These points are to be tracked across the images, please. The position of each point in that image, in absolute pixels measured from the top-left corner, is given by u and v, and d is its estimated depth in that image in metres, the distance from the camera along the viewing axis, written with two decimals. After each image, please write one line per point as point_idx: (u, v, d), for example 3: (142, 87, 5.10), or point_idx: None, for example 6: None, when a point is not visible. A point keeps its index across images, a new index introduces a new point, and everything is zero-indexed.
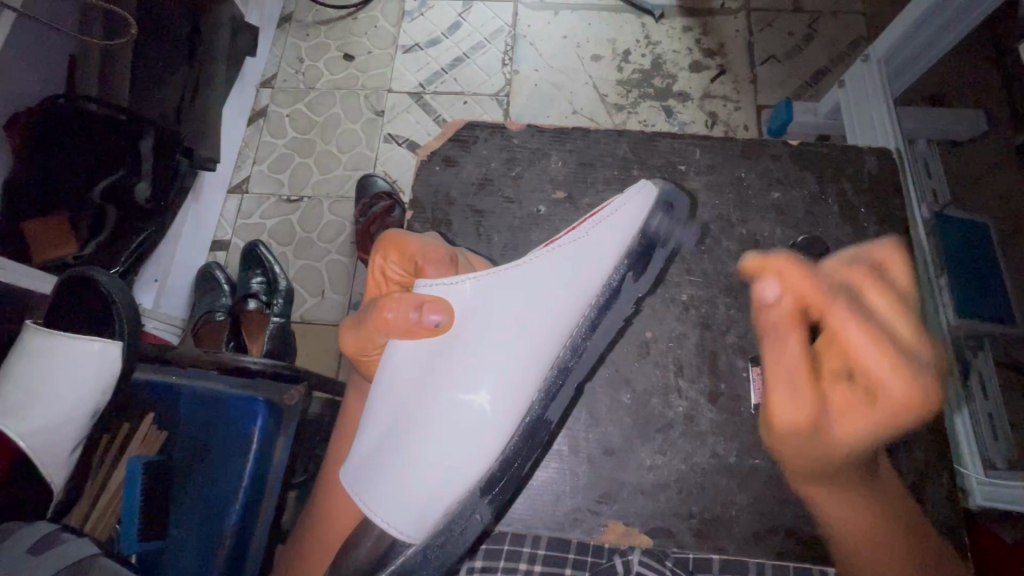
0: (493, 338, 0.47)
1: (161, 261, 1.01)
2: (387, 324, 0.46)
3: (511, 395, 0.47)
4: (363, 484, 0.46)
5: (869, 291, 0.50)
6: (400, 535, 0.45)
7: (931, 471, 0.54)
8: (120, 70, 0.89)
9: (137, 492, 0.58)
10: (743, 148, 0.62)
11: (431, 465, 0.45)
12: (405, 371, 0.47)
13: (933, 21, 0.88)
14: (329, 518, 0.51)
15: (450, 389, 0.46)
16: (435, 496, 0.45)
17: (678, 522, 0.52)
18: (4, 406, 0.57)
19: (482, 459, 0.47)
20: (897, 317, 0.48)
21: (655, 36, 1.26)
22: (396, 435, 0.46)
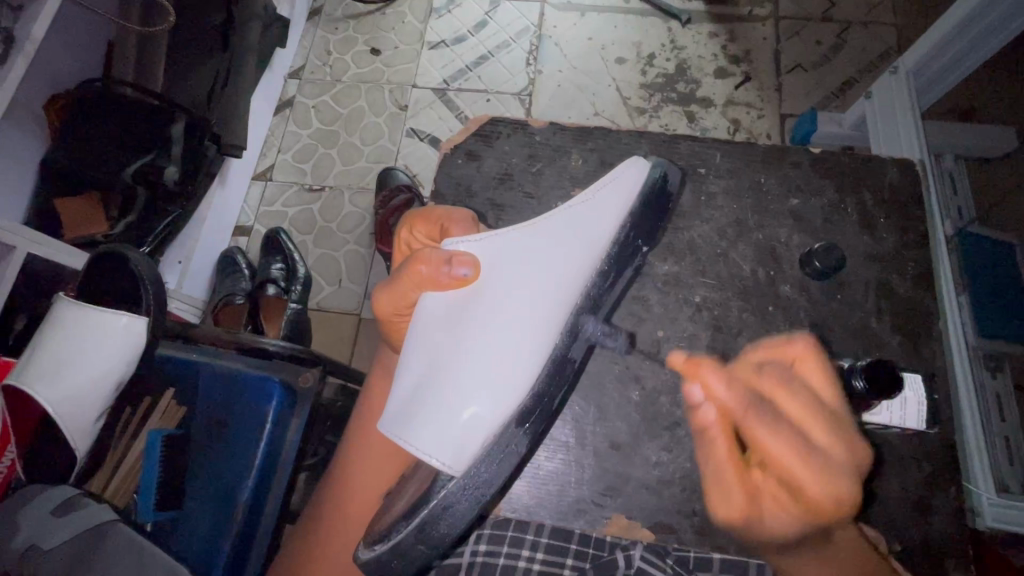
0: (518, 279, 0.48)
1: (185, 243, 1.04)
2: (419, 276, 0.48)
3: (541, 325, 0.47)
4: (402, 426, 0.45)
5: (782, 395, 0.42)
6: (442, 465, 0.43)
7: (941, 483, 0.53)
8: (155, 57, 0.92)
9: (155, 463, 0.60)
10: (765, 154, 0.62)
11: (469, 395, 0.45)
12: (437, 325, 0.48)
13: (965, 34, 0.86)
14: (349, 492, 0.53)
15: (481, 327, 0.47)
16: (477, 425, 0.44)
17: (681, 518, 0.52)
18: (34, 373, 0.60)
19: (519, 388, 0.45)
20: (803, 410, 0.42)
21: (681, 40, 1.26)
22: (432, 378, 0.46)
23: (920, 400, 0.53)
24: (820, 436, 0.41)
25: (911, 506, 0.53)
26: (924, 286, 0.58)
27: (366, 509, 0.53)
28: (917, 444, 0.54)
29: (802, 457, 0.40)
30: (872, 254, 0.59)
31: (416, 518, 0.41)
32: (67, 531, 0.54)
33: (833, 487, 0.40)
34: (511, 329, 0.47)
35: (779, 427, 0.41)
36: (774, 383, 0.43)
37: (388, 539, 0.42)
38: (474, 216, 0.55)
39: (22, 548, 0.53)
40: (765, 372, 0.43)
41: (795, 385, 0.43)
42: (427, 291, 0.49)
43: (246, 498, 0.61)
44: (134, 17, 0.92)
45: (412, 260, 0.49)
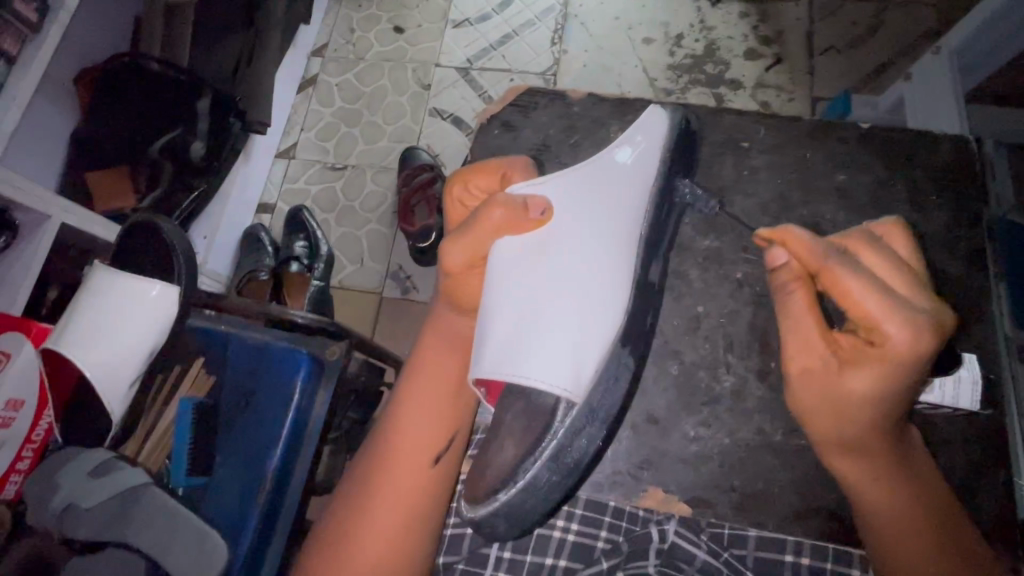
0: (590, 216, 0.49)
1: (211, 219, 1.05)
2: (496, 222, 0.46)
3: (618, 255, 0.49)
4: (509, 362, 0.43)
5: (863, 252, 0.45)
6: (564, 391, 0.43)
7: (987, 466, 0.52)
8: (182, 31, 0.93)
9: (187, 428, 0.62)
10: (810, 129, 0.60)
11: (572, 323, 0.45)
12: (519, 268, 0.47)
13: (1017, 11, 0.83)
14: (399, 456, 0.52)
15: (566, 260, 0.47)
16: (584, 353, 0.45)
17: (719, 494, 0.52)
18: (74, 339, 0.61)
19: (609, 318, 0.47)
20: (891, 271, 0.44)
21: (710, 20, 1.23)
22: (529, 317, 0.45)
23: (976, 379, 0.52)
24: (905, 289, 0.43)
25: (954, 489, 0.52)
26: (974, 267, 0.56)
27: (416, 469, 0.52)
28: (963, 426, 0.53)
29: (883, 293, 0.41)
30: (920, 233, 0.57)
31: (545, 453, 0.43)
32: (103, 493, 0.55)
33: (909, 326, 0.41)
34: (593, 265, 0.48)
35: (860, 272, 0.43)
36: (873, 260, 0.44)
37: (517, 482, 0.43)
38: (528, 162, 0.54)
39: (59, 509, 0.54)
40: (847, 235, 0.46)
41: (880, 246, 0.45)
42: (501, 236, 0.47)
43: (275, 466, 0.62)
44: None
45: (485, 206, 0.47)
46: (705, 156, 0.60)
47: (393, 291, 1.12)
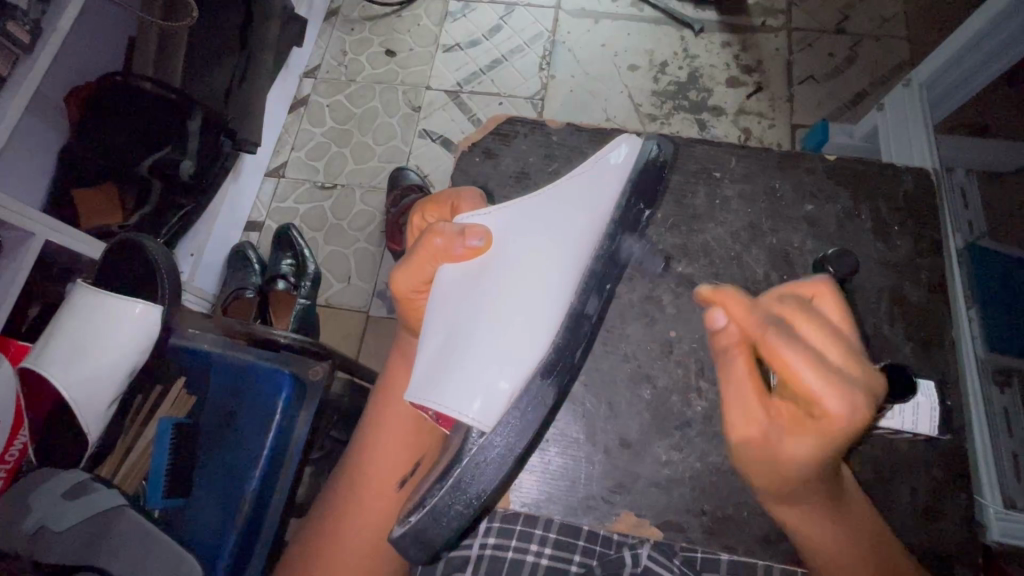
0: (527, 250, 0.50)
1: (198, 236, 1.04)
2: (434, 250, 0.50)
3: (554, 290, 0.49)
4: (427, 388, 0.46)
5: (799, 320, 0.41)
6: (472, 420, 0.44)
7: (949, 489, 0.53)
8: (174, 52, 0.93)
9: (164, 453, 0.60)
10: (780, 159, 0.62)
11: (492, 355, 0.46)
12: (454, 297, 0.49)
13: (981, 48, 0.87)
14: (363, 476, 0.53)
15: (497, 292, 0.48)
16: (502, 383, 0.46)
17: (690, 517, 0.52)
18: (53, 359, 0.61)
19: (537, 348, 0.47)
20: (824, 336, 0.40)
21: (694, 49, 1.27)
22: (455, 346, 0.47)
23: (934, 405, 0.52)
24: (845, 362, 0.39)
25: (918, 514, 0.53)
26: (935, 294, 0.58)
27: (381, 491, 0.52)
28: (922, 450, 0.54)
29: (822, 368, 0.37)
30: (885, 261, 0.59)
31: (451, 480, 0.43)
32: (78, 514, 0.55)
33: (851, 402, 0.38)
34: (522, 299, 0.48)
35: (794, 346, 0.39)
36: (804, 321, 0.41)
37: (422, 508, 0.43)
38: (478, 191, 0.57)
39: (32, 530, 0.54)
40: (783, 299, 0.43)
41: (815, 313, 0.42)
42: (441, 262, 0.51)
43: (253, 489, 0.61)
44: (158, 13, 0.92)
45: (426, 234, 0.50)
46: (680, 184, 0.62)
47: (378, 311, 1.13)
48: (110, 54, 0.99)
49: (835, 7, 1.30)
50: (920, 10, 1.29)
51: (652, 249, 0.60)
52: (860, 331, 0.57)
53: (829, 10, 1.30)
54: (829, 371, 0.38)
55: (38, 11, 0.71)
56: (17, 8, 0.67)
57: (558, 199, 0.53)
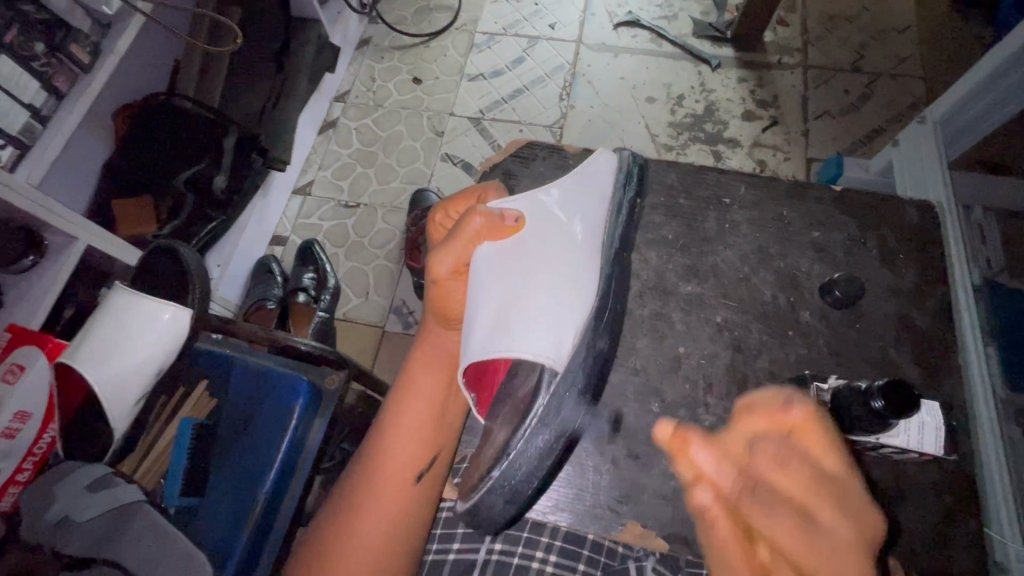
0: (556, 226, 0.56)
1: (225, 248, 1.09)
2: (475, 229, 0.53)
3: (587, 257, 0.55)
4: (498, 341, 0.49)
5: (769, 466, 0.41)
6: (547, 360, 0.48)
7: (957, 514, 0.53)
8: (217, 72, 1.01)
9: (184, 451, 0.63)
10: (788, 187, 0.64)
11: (548, 309, 0.51)
12: (500, 270, 0.53)
13: (993, 88, 0.89)
14: (385, 466, 0.53)
15: (539, 259, 0.54)
16: (565, 336, 0.50)
17: (696, 530, 0.52)
18: (89, 352, 0.64)
19: (585, 305, 0.52)
20: (799, 481, 0.40)
21: (710, 84, 1.31)
22: (513, 305, 0.51)
23: (940, 425, 0.51)
24: (828, 515, 0.39)
25: (929, 541, 0.52)
26: (943, 322, 0.58)
27: (397, 486, 0.52)
28: (933, 474, 0.54)
29: (807, 538, 0.38)
30: (893, 288, 0.59)
31: (534, 417, 0.46)
32: (97, 508, 0.57)
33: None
34: (564, 263, 0.54)
35: (773, 506, 0.40)
36: (774, 466, 0.41)
37: (510, 454, 0.45)
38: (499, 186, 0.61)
39: (54, 521, 0.56)
40: (757, 450, 0.43)
41: (794, 455, 0.42)
42: (481, 243, 0.54)
43: (266, 492, 0.62)
44: (203, 37, 0.99)
45: (466, 217, 0.54)
46: (689, 209, 0.64)
47: (395, 326, 1.15)
48: (155, 76, 1.06)
49: (850, 47, 1.33)
50: (934, 52, 1.32)
51: (662, 267, 0.61)
52: (869, 356, 0.57)
53: (844, 49, 1.33)
54: (814, 497, 0.39)
55: (98, 34, 0.77)
56: (79, 30, 0.73)
57: (570, 185, 0.59)
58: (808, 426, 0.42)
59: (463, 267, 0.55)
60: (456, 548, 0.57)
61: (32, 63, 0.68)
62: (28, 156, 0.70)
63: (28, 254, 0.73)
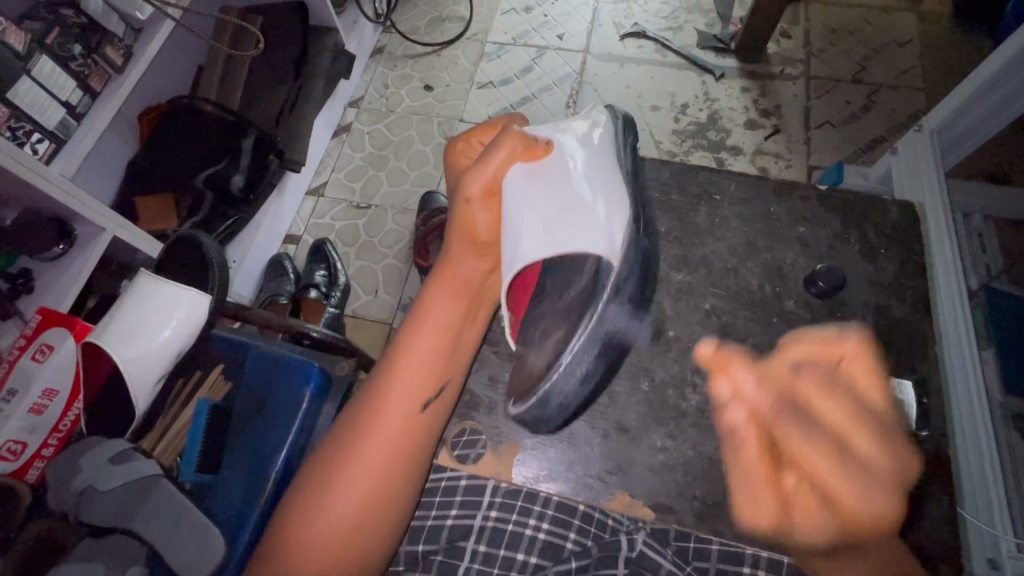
0: (582, 147, 0.57)
1: (240, 245, 1.13)
2: (513, 149, 0.54)
3: (613, 173, 0.57)
4: (551, 244, 0.51)
5: (816, 398, 0.49)
6: (603, 252, 0.50)
7: (936, 491, 0.54)
8: (236, 76, 1.08)
9: (201, 428, 0.67)
10: (776, 186, 0.67)
11: (592, 213, 0.52)
12: (539, 186, 0.53)
13: (987, 98, 0.91)
14: (394, 390, 0.53)
15: (574, 174, 0.55)
16: (613, 232, 0.52)
17: (681, 500, 0.54)
18: (116, 333, 0.68)
19: (623, 210, 0.54)
20: (842, 411, 0.48)
21: (713, 93, 1.34)
22: (559, 213, 0.52)
23: (910, 402, 0.54)
24: (862, 440, 0.48)
25: (912, 517, 0.53)
26: (923, 313, 0.60)
27: (404, 412, 0.53)
28: (916, 452, 0.55)
29: (831, 455, 0.47)
30: (872, 281, 0.62)
31: (597, 309, 0.50)
32: (119, 478, 0.60)
33: (860, 491, 0.47)
34: (596, 176, 0.55)
35: (811, 427, 0.48)
36: (818, 389, 0.50)
37: (575, 344, 0.49)
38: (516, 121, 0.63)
39: (78, 489, 0.60)
40: (801, 375, 0.51)
41: (834, 386, 0.50)
42: (514, 166, 0.55)
43: (278, 469, 0.65)
44: (225, 42, 1.08)
45: (500, 142, 0.55)
46: (682, 204, 0.67)
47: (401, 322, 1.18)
48: (178, 80, 1.11)
49: (852, 59, 1.36)
50: (934, 65, 1.34)
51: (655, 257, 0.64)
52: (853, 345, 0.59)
53: (846, 61, 1.36)
54: (854, 421, 0.48)
55: (131, 38, 0.81)
56: (114, 34, 0.78)
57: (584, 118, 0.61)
58: (851, 358, 0.53)
59: (491, 187, 0.54)
60: (453, 515, 0.58)
61: (71, 63, 0.73)
62: (62, 151, 0.74)
63: (58, 242, 0.77)
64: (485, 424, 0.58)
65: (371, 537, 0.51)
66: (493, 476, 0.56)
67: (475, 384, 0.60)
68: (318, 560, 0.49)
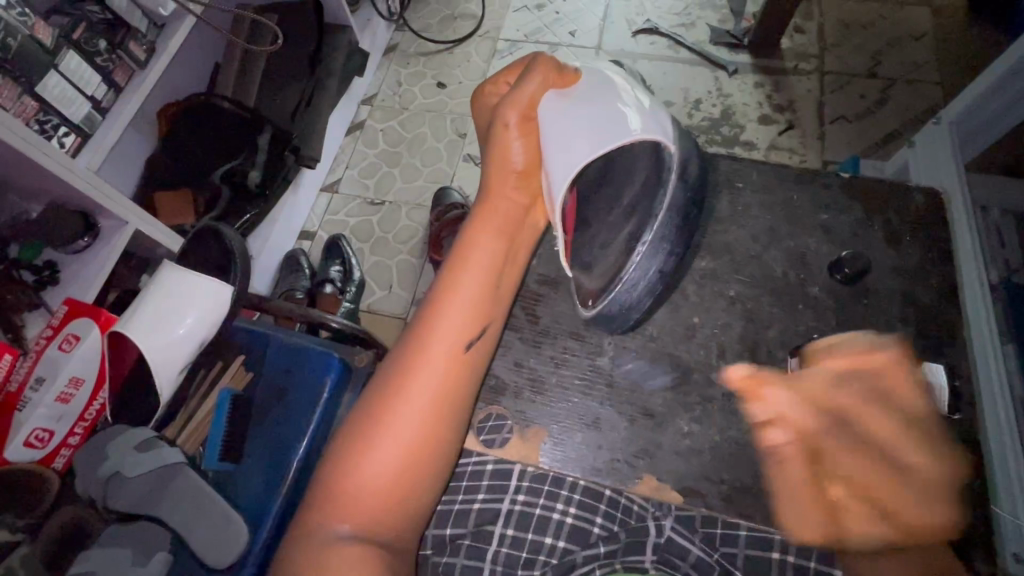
0: (603, 68, 0.60)
1: (258, 240, 1.15)
2: (541, 79, 0.57)
3: (641, 85, 0.58)
4: (603, 140, 0.51)
5: (904, 393, 0.52)
6: (656, 136, 0.51)
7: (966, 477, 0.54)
8: (252, 73, 1.10)
9: (223, 418, 0.68)
10: (798, 174, 0.67)
11: (635, 109, 0.53)
12: (574, 100, 0.55)
13: (1008, 89, 0.90)
14: (440, 328, 0.53)
15: (605, 85, 0.56)
16: (661, 122, 0.53)
17: (708, 485, 0.54)
18: (139, 322, 0.69)
19: (661, 108, 0.55)
20: (892, 427, 0.50)
21: (727, 88, 1.34)
22: (602, 114, 0.53)
23: (942, 387, 0.54)
24: (907, 457, 0.50)
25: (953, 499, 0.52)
26: (949, 301, 0.60)
27: (450, 349, 0.52)
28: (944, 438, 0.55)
29: (883, 467, 0.49)
30: (897, 267, 0.61)
31: (664, 193, 0.50)
32: (148, 464, 0.61)
33: (932, 509, 0.50)
34: (627, 84, 0.57)
35: (844, 433, 0.51)
36: (851, 398, 0.51)
37: (648, 229, 0.50)
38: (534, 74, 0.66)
39: (107, 475, 0.61)
40: (845, 388, 0.52)
41: (881, 407, 0.51)
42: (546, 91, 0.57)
43: (299, 458, 0.66)
44: (243, 36, 1.10)
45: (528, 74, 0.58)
46: (704, 192, 0.66)
47: None
48: (196, 78, 1.13)
49: (867, 53, 1.35)
50: (951, 57, 1.33)
51: None
52: (878, 333, 0.59)
53: (861, 55, 1.35)
54: (907, 437, 0.50)
55: (153, 34, 0.82)
56: (138, 30, 0.79)
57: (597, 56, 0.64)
58: (893, 367, 0.52)
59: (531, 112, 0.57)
60: (481, 498, 0.57)
61: (96, 58, 0.74)
62: (88, 144, 0.75)
63: (83, 235, 0.78)
64: (510, 408, 0.57)
65: (421, 482, 0.50)
66: (521, 459, 0.55)
67: (500, 368, 0.59)
68: (370, 504, 0.48)
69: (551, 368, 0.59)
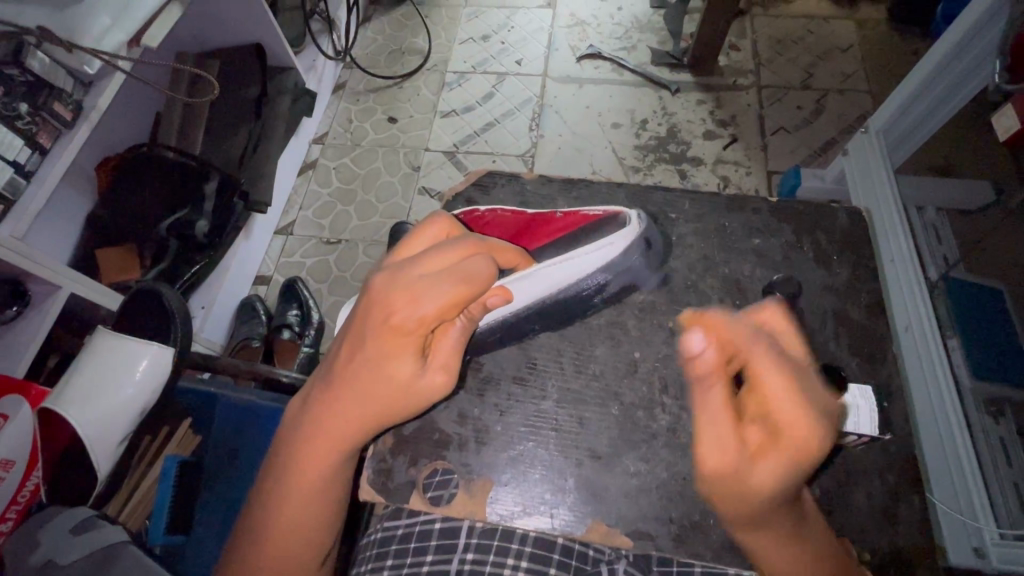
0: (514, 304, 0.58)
1: (207, 290, 1.11)
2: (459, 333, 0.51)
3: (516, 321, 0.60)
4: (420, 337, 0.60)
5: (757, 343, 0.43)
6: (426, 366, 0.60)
7: (905, 491, 0.55)
8: (196, 122, 1.06)
9: (169, 489, 0.63)
10: (729, 200, 0.68)
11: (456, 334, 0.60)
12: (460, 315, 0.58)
13: (925, 98, 0.95)
14: (331, 420, 0.48)
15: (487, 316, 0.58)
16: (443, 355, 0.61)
17: (659, 525, 0.53)
18: (74, 396, 0.69)
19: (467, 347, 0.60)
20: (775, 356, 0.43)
21: (672, 108, 1.38)
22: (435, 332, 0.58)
23: (871, 406, 0.56)
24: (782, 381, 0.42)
25: (879, 514, 0.54)
26: (879, 314, 0.62)
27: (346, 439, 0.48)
28: (881, 454, 0.56)
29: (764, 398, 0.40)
30: (827, 285, 0.64)
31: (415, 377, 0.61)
32: (81, 550, 0.57)
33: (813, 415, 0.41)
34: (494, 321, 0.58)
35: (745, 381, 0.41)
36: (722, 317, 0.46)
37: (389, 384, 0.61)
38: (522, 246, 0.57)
39: (37, 565, 0.56)
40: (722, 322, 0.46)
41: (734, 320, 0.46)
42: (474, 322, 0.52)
43: None
44: (183, 90, 1.08)
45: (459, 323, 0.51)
46: None
47: None
48: (135, 130, 1.11)
49: (799, 67, 1.42)
50: (876, 68, 1.41)
51: None
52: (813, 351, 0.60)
53: (794, 69, 1.42)
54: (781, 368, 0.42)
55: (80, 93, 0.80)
56: (62, 89, 0.76)
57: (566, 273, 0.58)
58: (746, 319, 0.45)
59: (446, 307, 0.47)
60: (429, 561, 0.57)
61: (18, 122, 0.71)
62: (13, 211, 0.72)
63: (12, 305, 0.75)
64: (456, 462, 0.56)
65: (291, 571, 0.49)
66: (468, 515, 0.54)
67: (444, 422, 0.58)
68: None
69: (496, 416, 0.58)
